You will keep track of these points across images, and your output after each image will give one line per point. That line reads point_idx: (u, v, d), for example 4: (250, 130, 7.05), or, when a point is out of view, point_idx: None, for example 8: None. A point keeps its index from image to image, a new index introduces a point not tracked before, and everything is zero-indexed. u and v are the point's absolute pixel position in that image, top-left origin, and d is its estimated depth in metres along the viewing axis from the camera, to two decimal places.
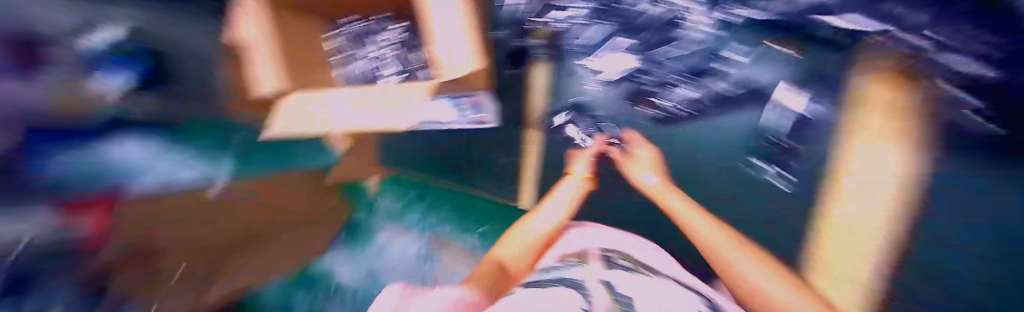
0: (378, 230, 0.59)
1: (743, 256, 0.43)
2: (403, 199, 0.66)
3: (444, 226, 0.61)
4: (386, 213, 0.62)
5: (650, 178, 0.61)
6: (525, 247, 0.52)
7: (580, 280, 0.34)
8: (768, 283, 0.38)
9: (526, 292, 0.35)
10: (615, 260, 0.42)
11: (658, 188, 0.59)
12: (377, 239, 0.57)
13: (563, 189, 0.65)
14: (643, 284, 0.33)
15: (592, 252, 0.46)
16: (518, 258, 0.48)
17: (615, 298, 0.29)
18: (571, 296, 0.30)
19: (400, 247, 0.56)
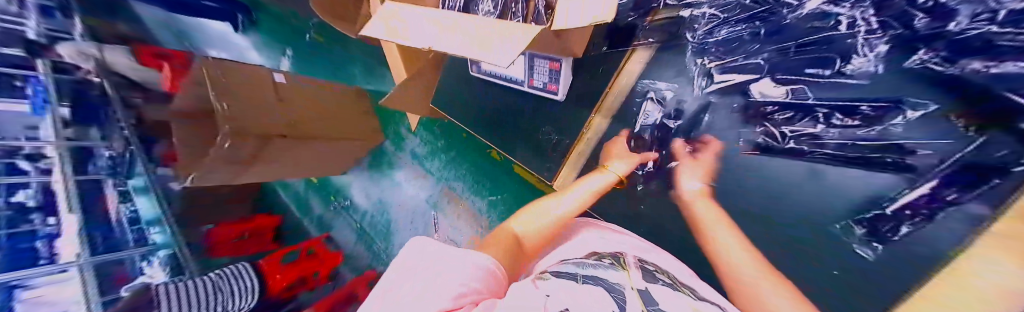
0: (399, 165, 0.87)
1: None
2: (427, 145, 0.83)
3: (458, 183, 0.76)
4: (415, 153, 0.85)
5: (694, 185, 0.38)
6: (541, 227, 0.40)
7: (615, 281, 0.25)
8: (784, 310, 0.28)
9: (556, 280, 0.25)
10: (654, 271, 0.29)
11: (697, 198, 0.37)
12: (398, 175, 0.87)
13: (590, 183, 0.44)
14: (687, 305, 0.22)
15: (628, 258, 0.32)
16: (535, 230, 0.39)
17: (648, 308, 0.21)
18: (601, 296, 0.22)
19: (411, 185, 0.84)
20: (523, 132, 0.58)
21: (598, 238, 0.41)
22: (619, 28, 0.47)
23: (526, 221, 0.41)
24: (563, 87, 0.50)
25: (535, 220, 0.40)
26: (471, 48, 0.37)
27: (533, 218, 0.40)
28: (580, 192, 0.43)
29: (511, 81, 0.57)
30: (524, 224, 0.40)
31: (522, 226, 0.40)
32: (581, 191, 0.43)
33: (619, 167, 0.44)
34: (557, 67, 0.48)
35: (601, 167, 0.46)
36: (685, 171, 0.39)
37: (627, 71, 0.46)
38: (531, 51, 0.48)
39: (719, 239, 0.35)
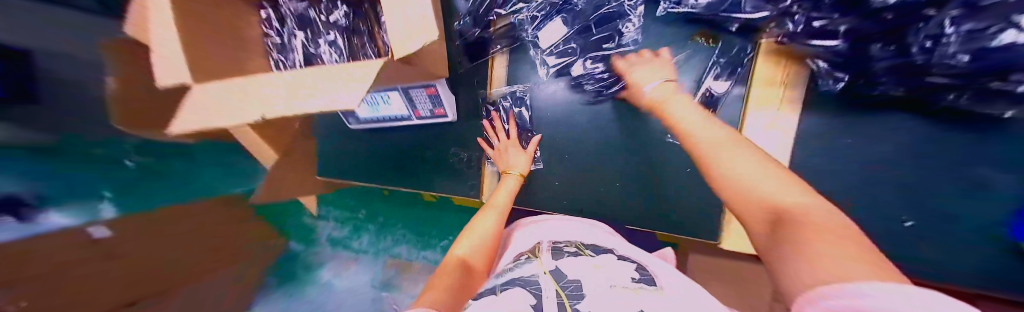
0: (323, 262, 0.55)
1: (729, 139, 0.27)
2: (350, 224, 0.67)
3: (399, 248, 0.65)
4: (328, 242, 0.60)
5: (652, 86, 0.36)
6: (479, 242, 0.36)
7: (529, 274, 0.27)
8: (756, 178, 0.22)
9: (478, 304, 0.23)
10: (562, 246, 0.33)
11: (667, 97, 0.34)
12: (324, 272, 0.53)
13: (501, 190, 0.45)
14: (586, 265, 0.27)
15: (540, 244, 0.34)
16: (475, 249, 0.35)
17: (561, 283, 0.24)
18: (521, 296, 0.23)
19: (352, 277, 0.55)
20: (431, 162, 0.57)
21: (525, 235, 0.41)
22: (470, 42, 0.48)
23: (466, 242, 0.36)
24: (449, 108, 0.51)
25: (468, 240, 0.36)
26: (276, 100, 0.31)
27: (471, 235, 0.37)
28: (496, 203, 0.42)
29: (397, 118, 0.55)
30: (463, 246, 0.36)
31: (466, 250, 0.35)
32: (499, 199, 0.43)
33: (519, 168, 0.47)
34: (434, 92, 0.49)
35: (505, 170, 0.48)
36: (630, 80, 0.39)
37: (497, 73, 0.51)
38: (401, 84, 0.47)
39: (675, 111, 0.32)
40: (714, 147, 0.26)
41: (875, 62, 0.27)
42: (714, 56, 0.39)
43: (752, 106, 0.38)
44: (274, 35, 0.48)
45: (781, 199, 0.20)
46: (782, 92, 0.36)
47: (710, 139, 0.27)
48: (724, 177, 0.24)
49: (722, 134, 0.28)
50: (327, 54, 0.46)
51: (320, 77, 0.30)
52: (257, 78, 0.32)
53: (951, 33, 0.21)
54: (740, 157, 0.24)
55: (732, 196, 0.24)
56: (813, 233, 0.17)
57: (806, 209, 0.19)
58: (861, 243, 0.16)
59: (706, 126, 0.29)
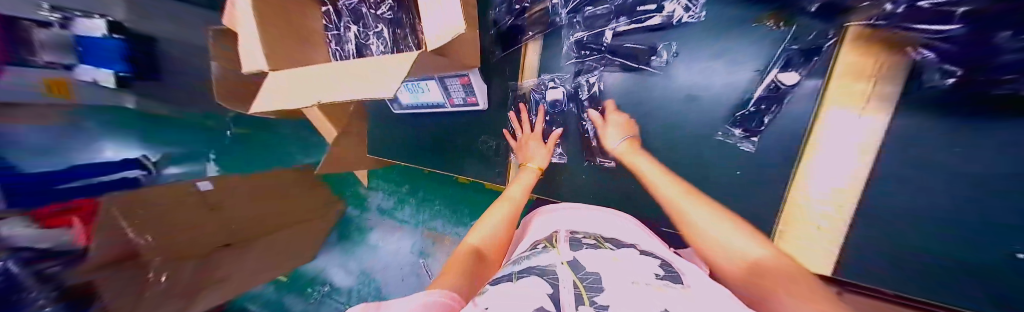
0: (371, 228, 0.79)
1: (694, 204, 0.30)
2: (395, 196, 0.79)
3: (436, 221, 0.72)
4: (377, 212, 0.80)
5: (616, 142, 0.41)
6: (493, 234, 0.38)
7: (546, 264, 0.27)
8: (717, 232, 0.26)
9: (495, 287, 0.25)
10: (580, 237, 0.32)
11: (623, 152, 0.40)
12: (372, 237, 0.77)
13: (518, 183, 0.46)
14: (606, 259, 0.27)
15: (558, 234, 0.35)
16: (489, 238, 0.37)
17: (579, 275, 0.25)
18: (536, 283, 0.24)
19: (394, 240, 0.76)
20: (463, 148, 0.60)
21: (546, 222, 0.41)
22: (504, 31, 0.49)
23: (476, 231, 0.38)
24: (481, 97, 0.53)
25: (478, 231, 0.38)
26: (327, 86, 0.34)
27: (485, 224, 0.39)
28: (512, 195, 0.44)
29: (433, 106, 0.58)
30: (477, 236, 0.37)
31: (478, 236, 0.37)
32: (513, 192, 0.45)
33: (538, 161, 0.47)
34: (467, 81, 0.51)
35: (524, 165, 0.48)
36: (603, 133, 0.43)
37: (529, 62, 0.50)
38: (437, 73, 0.50)
39: (653, 177, 0.35)
40: (685, 206, 0.30)
41: (1001, 54, 0.20)
42: (783, 42, 0.33)
43: (831, 101, 0.32)
44: (331, 27, 0.53)
45: (754, 255, 0.23)
46: (867, 88, 0.30)
47: (690, 211, 0.29)
48: (695, 232, 0.28)
49: (699, 205, 0.29)
50: (375, 47, 0.49)
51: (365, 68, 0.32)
52: (326, 65, 0.36)
53: None
54: (703, 217, 0.28)
55: (706, 256, 0.27)
56: (770, 284, 0.20)
57: (780, 268, 0.21)
58: (807, 277, 0.20)
59: (680, 194, 0.31)
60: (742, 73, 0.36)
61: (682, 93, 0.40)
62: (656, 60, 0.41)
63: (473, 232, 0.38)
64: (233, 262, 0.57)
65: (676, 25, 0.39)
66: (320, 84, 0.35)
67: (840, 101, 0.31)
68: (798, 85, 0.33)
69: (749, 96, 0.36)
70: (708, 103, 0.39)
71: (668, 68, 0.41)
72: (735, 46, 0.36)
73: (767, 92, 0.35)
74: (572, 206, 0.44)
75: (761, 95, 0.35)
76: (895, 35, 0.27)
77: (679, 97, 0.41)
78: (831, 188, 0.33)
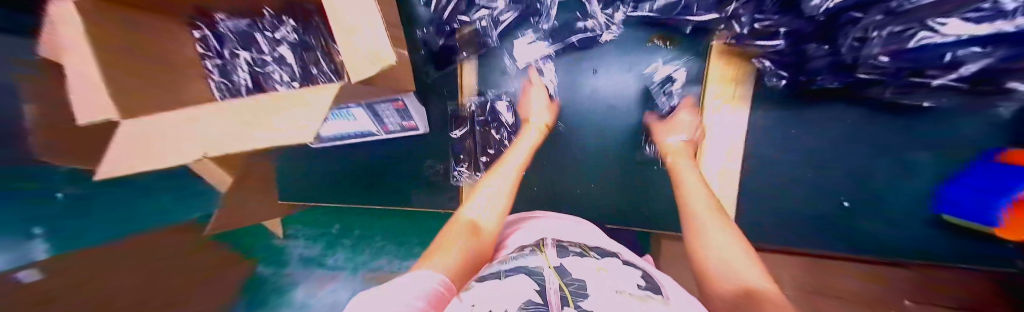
0: (295, 284, 0.49)
1: (714, 220, 0.32)
2: (324, 239, 0.57)
3: (380, 260, 0.53)
4: (299, 263, 0.52)
5: (674, 141, 0.42)
6: (491, 205, 0.33)
7: (533, 264, 0.27)
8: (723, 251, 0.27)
9: (480, 286, 0.22)
10: (567, 245, 0.33)
11: (678, 150, 0.41)
12: (297, 294, 0.47)
13: (520, 145, 0.41)
14: (592, 269, 0.27)
15: (544, 240, 0.34)
16: (490, 213, 0.33)
17: (564, 280, 0.24)
18: (523, 282, 0.23)
19: (327, 296, 0.47)
20: (412, 177, 0.58)
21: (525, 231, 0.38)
22: (437, 52, 0.45)
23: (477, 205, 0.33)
24: (420, 121, 0.50)
25: (482, 201, 0.34)
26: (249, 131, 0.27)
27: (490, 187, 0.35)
28: (513, 160, 0.39)
29: (362, 133, 0.52)
30: (473, 208, 0.33)
31: (478, 212, 0.32)
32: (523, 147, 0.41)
33: (540, 118, 0.44)
34: (403, 105, 0.44)
35: (525, 120, 0.45)
36: (673, 119, 0.43)
37: (466, 82, 0.51)
38: (364, 100, 0.41)
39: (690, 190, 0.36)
40: (704, 228, 0.31)
41: (812, 60, 0.31)
42: (680, 55, 0.43)
43: (709, 108, 0.43)
44: (212, 54, 0.43)
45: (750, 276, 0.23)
46: (735, 91, 0.42)
47: (706, 219, 0.32)
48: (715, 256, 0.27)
49: (726, 229, 0.31)
50: (279, 74, 0.43)
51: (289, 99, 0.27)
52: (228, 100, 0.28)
53: (875, 36, 0.24)
54: (723, 237, 0.29)
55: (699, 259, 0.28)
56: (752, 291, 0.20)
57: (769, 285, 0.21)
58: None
59: (719, 225, 0.31)
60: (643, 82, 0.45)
61: (608, 104, 0.47)
62: (586, 74, 0.47)
63: (465, 206, 0.34)
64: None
65: (599, 42, 0.45)
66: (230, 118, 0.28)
67: (713, 106, 0.43)
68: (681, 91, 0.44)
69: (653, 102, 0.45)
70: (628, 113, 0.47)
71: (592, 80, 0.47)
72: (635, 62, 0.45)
73: (671, 99, 0.45)
74: (550, 216, 0.43)
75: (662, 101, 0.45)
76: (741, 49, 0.37)
77: (604, 107, 0.47)
78: (719, 166, 0.46)
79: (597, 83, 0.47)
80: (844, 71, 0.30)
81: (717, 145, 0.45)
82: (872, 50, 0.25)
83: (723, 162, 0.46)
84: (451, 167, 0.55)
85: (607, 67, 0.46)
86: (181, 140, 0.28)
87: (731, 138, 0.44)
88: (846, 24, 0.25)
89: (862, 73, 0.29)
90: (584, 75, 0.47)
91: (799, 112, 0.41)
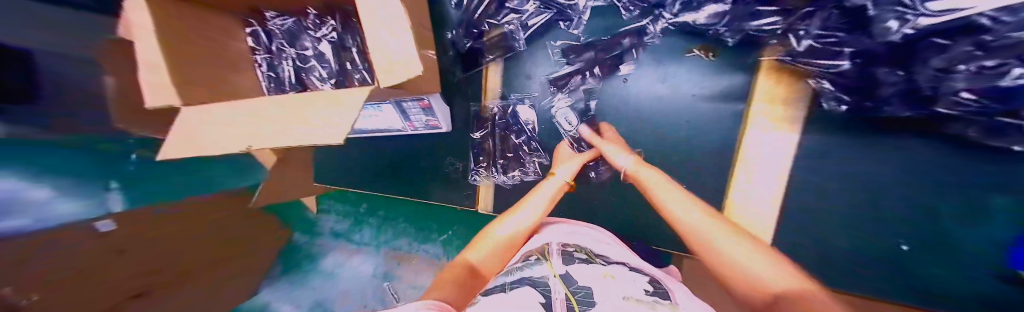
0: (323, 253, 0.57)
1: (696, 212, 0.31)
2: (351, 216, 0.65)
3: (400, 240, 0.61)
4: (330, 235, 0.61)
5: (625, 158, 0.41)
6: (496, 251, 0.34)
7: (539, 275, 0.28)
8: (740, 256, 0.25)
9: (487, 300, 0.24)
10: (572, 251, 0.33)
11: (635, 167, 0.39)
12: (325, 263, 0.55)
13: (540, 191, 0.42)
14: (598, 275, 0.27)
15: (549, 246, 0.35)
16: (490, 257, 0.33)
17: (571, 288, 0.25)
18: (530, 295, 0.24)
19: (355, 265, 0.56)
20: (430, 173, 0.60)
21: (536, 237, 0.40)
22: (463, 53, 0.47)
23: (482, 247, 0.34)
24: (443, 120, 0.51)
25: (493, 239, 0.35)
26: (291, 123, 0.29)
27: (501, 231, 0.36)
28: (533, 204, 0.40)
29: (392, 128, 0.55)
30: (478, 250, 0.34)
31: (480, 253, 0.33)
32: (544, 195, 0.41)
33: (567, 174, 0.44)
34: (427, 105, 0.46)
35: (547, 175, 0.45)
36: (608, 140, 0.45)
37: (490, 84, 0.51)
38: (394, 98, 0.44)
39: (679, 207, 0.32)
40: (705, 234, 0.28)
41: (882, 86, 0.28)
42: (723, 68, 0.39)
43: (753, 126, 0.40)
44: (260, 49, 0.46)
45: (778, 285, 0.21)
46: (784, 112, 0.38)
47: (698, 222, 0.30)
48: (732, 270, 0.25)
49: (733, 236, 0.27)
50: (318, 70, 0.45)
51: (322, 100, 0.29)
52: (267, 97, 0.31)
53: (962, 69, 0.22)
54: (738, 247, 0.26)
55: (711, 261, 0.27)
56: (792, 306, 0.18)
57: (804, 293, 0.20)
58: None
59: (723, 233, 0.28)
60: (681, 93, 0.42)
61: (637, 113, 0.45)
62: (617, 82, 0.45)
63: (472, 247, 0.34)
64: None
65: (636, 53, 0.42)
66: (265, 119, 0.30)
67: (759, 124, 0.40)
68: (722, 107, 0.41)
69: (687, 118, 0.43)
70: (659, 128, 0.45)
71: (625, 89, 0.45)
72: (672, 73, 0.42)
73: (709, 117, 0.42)
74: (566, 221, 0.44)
75: (697, 117, 0.42)
76: (796, 68, 0.34)
77: (633, 120, 0.46)
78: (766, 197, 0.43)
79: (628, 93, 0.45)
80: (911, 102, 0.27)
81: (760, 171, 0.42)
82: (958, 84, 0.23)
83: (774, 188, 0.42)
84: (471, 167, 0.56)
85: (640, 77, 0.44)
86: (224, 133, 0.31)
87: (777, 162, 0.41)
88: (933, 48, 0.22)
89: (941, 107, 0.26)
90: (614, 84, 0.45)
91: (858, 141, 0.36)
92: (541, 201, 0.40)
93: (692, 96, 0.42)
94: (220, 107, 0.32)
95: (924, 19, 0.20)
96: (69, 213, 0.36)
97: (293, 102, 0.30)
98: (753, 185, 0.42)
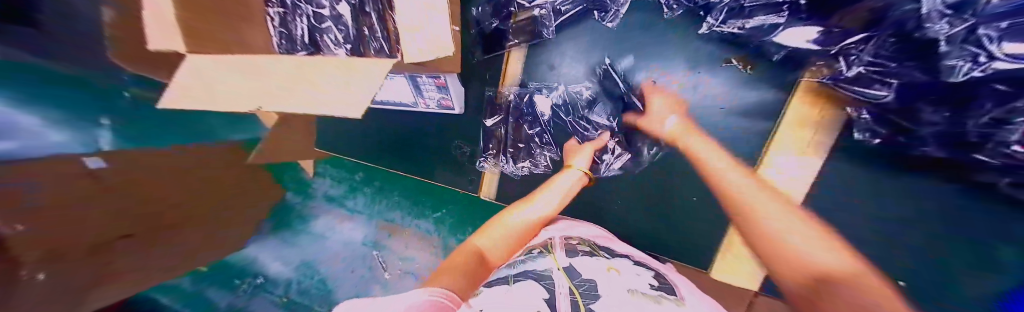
0: (314, 215, 0.59)
1: (735, 174, 0.28)
2: (346, 183, 0.65)
3: (394, 212, 0.58)
4: (321, 198, 0.62)
5: (671, 121, 0.38)
6: (505, 239, 0.31)
7: (543, 268, 0.27)
8: (775, 219, 0.21)
9: (490, 291, 0.24)
10: (575, 244, 0.33)
11: (678, 132, 0.37)
12: (316, 225, 0.57)
13: (557, 185, 0.39)
14: (602, 268, 0.27)
15: (553, 241, 0.34)
16: (499, 244, 0.30)
17: (575, 281, 0.24)
18: (533, 289, 0.23)
19: (346, 231, 0.56)
20: (437, 153, 0.59)
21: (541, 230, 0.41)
22: (487, 33, 0.46)
23: (491, 233, 0.31)
24: (456, 101, 0.50)
25: (503, 228, 0.32)
26: (304, 87, 0.28)
27: (514, 217, 0.34)
28: (548, 199, 0.37)
29: (404, 104, 0.54)
30: (487, 237, 0.31)
31: (490, 242, 0.30)
32: (560, 189, 0.38)
33: (584, 164, 0.41)
34: (443, 84, 0.46)
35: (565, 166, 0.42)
36: (649, 110, 0.41)
37: (511, 70, 0.49)
38: (410, 73, 0.43)
39: (708, 156, 0.32)
40: (739, 192, 0.25)
41: (920, 125, 0.27)
42: (758, 84, 0.38)
43: (774, 149, 0.39)
44: (274, 2, 0.44)
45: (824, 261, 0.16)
46: (811, 137, 0.37)
47: (738, 185, 0.26)
48: (769, 237, 0.20)
49: (760, 192, 0.24)
50: (333, 32, 0.42)
51: (337, 67, 0.28)
52: (283, 58, 0.30)
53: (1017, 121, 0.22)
54: (756, 192, 0.24)
55: (739, 218, 0.23)
56: (847, 289, 0.14)
57: (850, 274, 0.15)
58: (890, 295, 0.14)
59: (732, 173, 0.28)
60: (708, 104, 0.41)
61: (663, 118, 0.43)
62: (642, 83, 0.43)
63: (480, 233, 0.31)
64: (158, 275, 0.42)
65: (668, 55, 0.41)
66: (275, 80, 0.29)
67: (781, 148, 0.39)
68: (745, 126, 0.40)
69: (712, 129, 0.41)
70: None
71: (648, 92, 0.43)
72: (702, 81, 0.40)
73: (733, 134, 0.41)
74: (572, 221, 0.45)
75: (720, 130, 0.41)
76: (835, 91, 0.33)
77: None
78: None
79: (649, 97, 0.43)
80: (950, 143, 0.27)
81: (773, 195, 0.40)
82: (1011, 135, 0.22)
83: None
84: (479, 153, 0.55)
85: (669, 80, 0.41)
86: (229, 89, 0.30)
87: (796, 182, 0.39)
88: (993, 95, 0.22)
89: (981, 154, 0.26)
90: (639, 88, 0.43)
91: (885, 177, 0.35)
92: (557, 197, 0.37)
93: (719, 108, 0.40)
94: (230, 62, 0.31)
95: (1001, 61, 0.20)
96: (54, 141, 0.40)
97: (306, 66, 0.29)
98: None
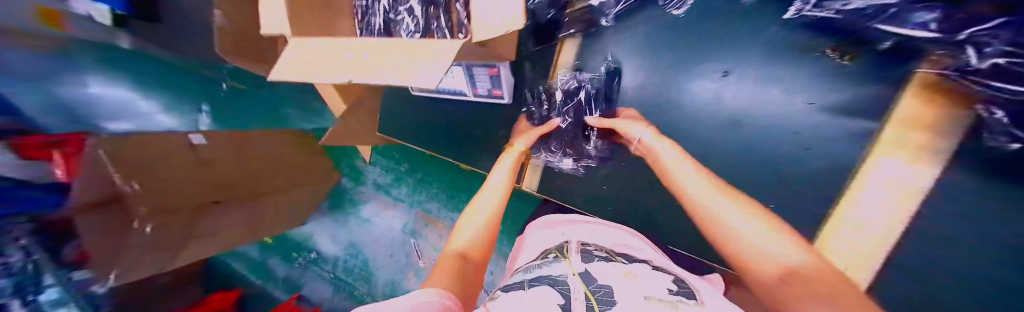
0: (364, 200, 0.72)
1: (691, 177, 0.31)
2: (392, 173, 0.73)
3: (431, 203, 0.69)
4: (372, 186, 0.73)
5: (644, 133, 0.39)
6: (475, 236, 0.35)
7: (557, 274, 0.27)
8: (749, 233, 0.25)
9: (508, 295, 0.24)
10: (592, 250, 0.33)
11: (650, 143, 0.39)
12: (364, 211, 0.71)
13: (497, 176, 0.44)
14: (619, 273, 0.26)
15: (569, 245, 0.34)
16: (472, 244, 0.34)
17: (590, 286, 0.24)
18: (548, 293, 0.23)
19: (388, 218, 0.70)
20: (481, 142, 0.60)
21: (559, 234, 0.40)
22: (543, 24, 0.49)
23: (464, 230, 0.36)
24: (507, 91, 0.51)
25: (471, 222, 0.37)
26: (370, 69, 0.34)
27: (479, 213, 0.38)
28: (496, 184, 0.43)
29: (456, 92, 0.57)
30: (461, 241, 0.34)
31: (463, 241, 0.34)
32: (499, 176, 0.44)
33: (523, 145, 0.47)
34: (496, 73, 0.47)
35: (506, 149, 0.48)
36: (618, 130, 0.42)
37: (563, 58, 0.49)
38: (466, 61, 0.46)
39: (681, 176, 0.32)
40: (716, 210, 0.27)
41: None
42: (866, 75, 0.33)
43: (893, 150, 0.31)
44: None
45: (789, 261, 0.22)
46: (932, 133, 0.29)
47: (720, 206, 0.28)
48: (738, 242, 0.25)
49: (735, 203, 0.28)
50: (406, 23, 0.47)
51: (408, 49, 0.34)
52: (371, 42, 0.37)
53: None
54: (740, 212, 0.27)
55: (713, 230, 0.27)
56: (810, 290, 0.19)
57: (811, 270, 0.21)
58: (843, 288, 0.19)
59: (713, 195, 0.28)
60: (795, 98, 0.37)
61: (740, 110, 0.40)
62: (711, 74, 0.41)
63: (453, 238, 0.35)
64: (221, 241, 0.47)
65: (741, 43, 0.39)
66: (353, 58, 0.36)
67: (908, 149, 0.31)
68: (849, 125, 0.34)
69: (793, 126, 0.37)
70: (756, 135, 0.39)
71: (722, 84, 0.41)
72: (786, 72, 0.37)
73: (829, 134, 0.35)
74: (603, 223, 0.43)
75: (812, 127, 0.36)
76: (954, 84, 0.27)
77: (724, 122, 0.41)
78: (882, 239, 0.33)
79: (709, 88, 0.41)
80: None
81: (874, 207, 0.33)
82: None
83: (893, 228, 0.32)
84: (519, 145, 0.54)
85: (738, 71, 0.40)
86: (309, 73, 0.36)
87: (907, 186, 0.31)
88: None
89: None
90: (699, 78, 0.42)
91: None
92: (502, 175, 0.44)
93: (807, 102, 0.36)
94: (317, 46, 0.38)
95: None
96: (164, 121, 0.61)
97: (380, 49, 0.36)
98: (857, 216, 0.34)
